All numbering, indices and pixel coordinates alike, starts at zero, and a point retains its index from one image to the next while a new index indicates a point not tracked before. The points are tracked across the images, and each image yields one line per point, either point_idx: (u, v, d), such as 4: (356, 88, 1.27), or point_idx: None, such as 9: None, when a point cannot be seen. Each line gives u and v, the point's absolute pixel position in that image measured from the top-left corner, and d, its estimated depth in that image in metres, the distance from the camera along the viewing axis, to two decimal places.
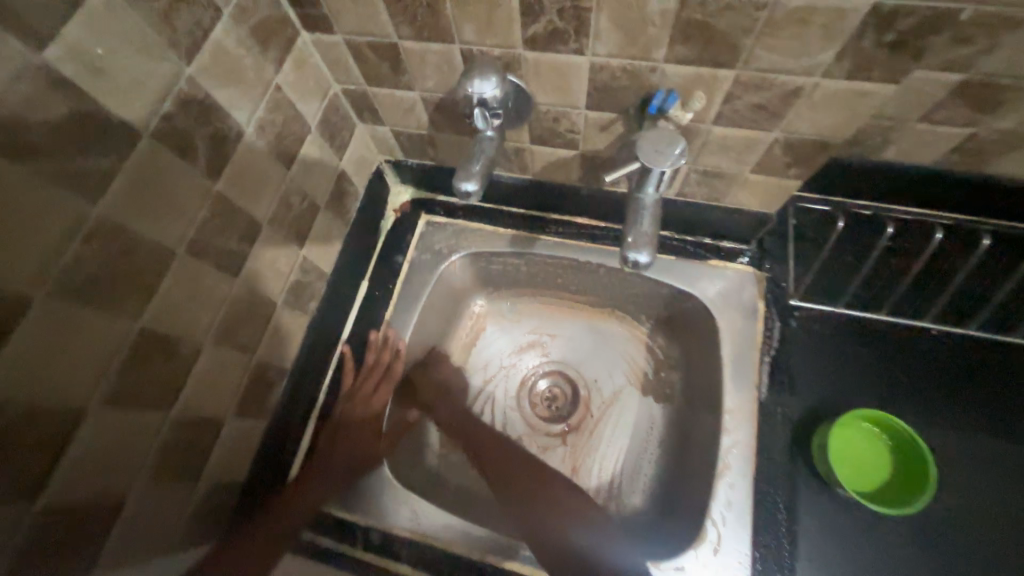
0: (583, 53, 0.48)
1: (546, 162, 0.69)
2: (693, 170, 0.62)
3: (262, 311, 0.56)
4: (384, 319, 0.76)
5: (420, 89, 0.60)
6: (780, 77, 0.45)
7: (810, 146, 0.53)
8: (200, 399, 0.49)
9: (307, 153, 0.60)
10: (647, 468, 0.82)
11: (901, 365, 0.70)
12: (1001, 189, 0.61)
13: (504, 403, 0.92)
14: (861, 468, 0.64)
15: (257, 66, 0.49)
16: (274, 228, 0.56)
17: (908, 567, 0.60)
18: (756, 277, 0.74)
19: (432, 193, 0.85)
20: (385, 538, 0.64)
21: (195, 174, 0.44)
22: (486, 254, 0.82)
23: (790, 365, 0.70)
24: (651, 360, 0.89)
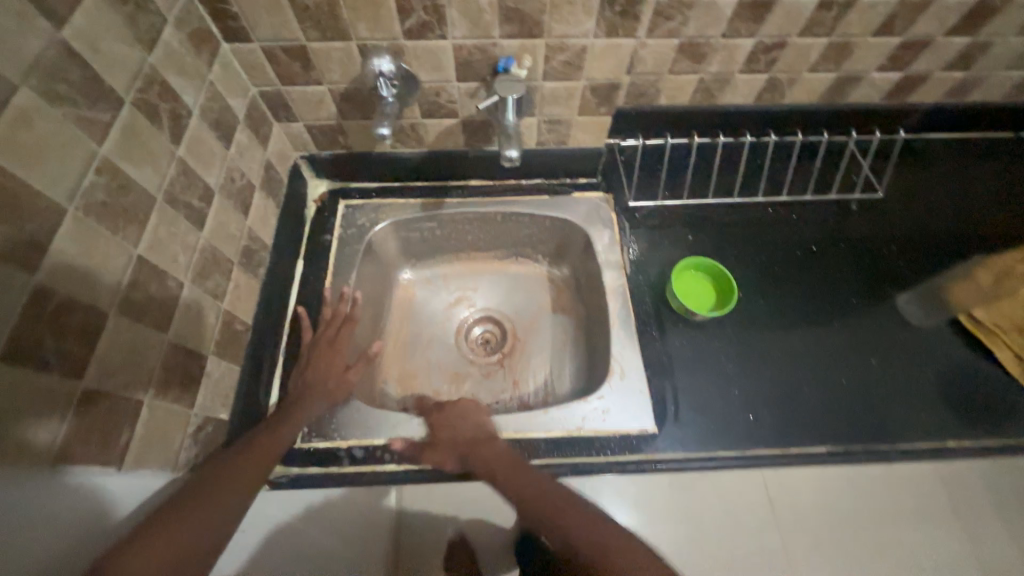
0: (446, 38, 0.71)
1: (437, 133, 0.90)
2: (542, 120, 0.88)
3: (224, 265, 0.67)
4: (326, 284, 0.88)
5: (327, 82, 0.77)
6: (570, 41, 0.73)
7: (605, 88, 0.82)
8: (186, 329, 0.58)
9: (239, 139, 0.73)
10: (568, 364, 1.02)
11: (710, 234, 1.01)
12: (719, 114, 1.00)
13: (445, 351, 1.06)
14: (696, 298, 0.92)
15: (195, 64, 0.63)
16: (223, 196, 0.67)
17: (741, 354, 0.89)
18: (605, 198, 1.03)
19: (346, 183, 1.00)
20: (368, 451, 0.75)
21: (163, 139, 0.56)
22: (403, 222, 0.99)
23: (641, 250, 0.98)
24: (553, 286, 1.12)
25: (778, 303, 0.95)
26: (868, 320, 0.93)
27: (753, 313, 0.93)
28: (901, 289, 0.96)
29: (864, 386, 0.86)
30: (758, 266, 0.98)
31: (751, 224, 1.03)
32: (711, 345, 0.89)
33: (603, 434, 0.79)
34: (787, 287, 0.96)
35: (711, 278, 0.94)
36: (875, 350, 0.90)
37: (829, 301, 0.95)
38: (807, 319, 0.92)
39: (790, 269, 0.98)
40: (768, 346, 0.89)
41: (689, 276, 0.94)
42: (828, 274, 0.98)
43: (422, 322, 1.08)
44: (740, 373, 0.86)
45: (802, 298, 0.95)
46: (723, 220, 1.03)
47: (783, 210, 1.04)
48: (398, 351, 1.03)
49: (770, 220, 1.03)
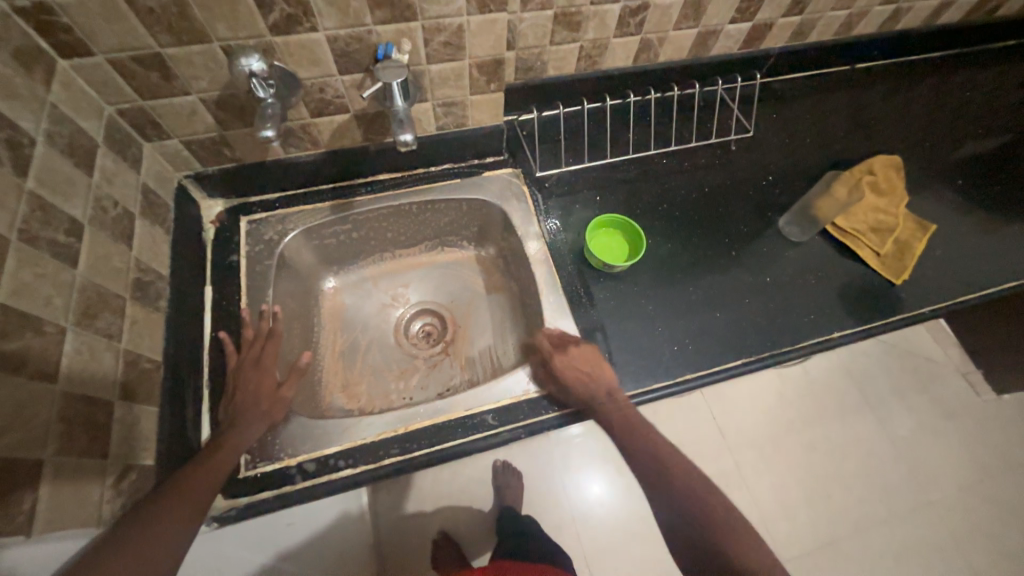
0: (317, 30, 0.69)
1: (331, 131, 0.87)
2: (436, 103, 0.89)
3: (114, 302, 0.61)
4: (242, 306, 0.83)
5: (196, 90, 0.72)
6: (446, 20, 0.74)
7: (491, 64, 0.84)
8: (81, 375, 0.53)
9: (103, 164, 0.66)
10: (509, 337, 1.05)
11: (616, 192, 1.08)
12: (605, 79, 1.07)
13: (387, 352, 1.05)
14: (613, 253, 0.98)
15: (27, 85, 0.56)
16: (96, 228, 0.61)
17: (661, 294, 0.97)
18: (514, 173, 1.06)
19: (244, 197, 0.95)
20: (320, 462, 0.73)
21: (2, 171, 0.50)
22: (315, 228, 0.96)
23: (556, 216, 1.03)
24: (482, 266, 1.14)
25: (685, 244, 1.04)
26: (759, 244, 1.06)
27: (665, 257, 1.01)
28: (781, 213, 1.09)
29: (764, 301, 0.98)
30: (662, 214, 1.07)
31: (651, 177, 1.11)
32: (633, 292, 0.96)
33: (550, 392, 0.83)
34: (692, 229, 1.06)
35: (624, 232, 1.00)
36: (769, 268, 1.03)
37: (725, 234, 1.06)
38: (711, 253, 1.03)
39: (690, 212, 1.08)
40: (681, 283, 0.99)
41: (603, 233, 1.01)
42: (721, 211, 1.09)
43: (359, 328, 1.06)
44: (661, 311, 0.94)
45: (704, 235, 1.05)
46: (625, 176, 1.10)
47: (675, 160, 1.13)
48: (339, 361, 1.01)
49: (667, 171, 1.12)
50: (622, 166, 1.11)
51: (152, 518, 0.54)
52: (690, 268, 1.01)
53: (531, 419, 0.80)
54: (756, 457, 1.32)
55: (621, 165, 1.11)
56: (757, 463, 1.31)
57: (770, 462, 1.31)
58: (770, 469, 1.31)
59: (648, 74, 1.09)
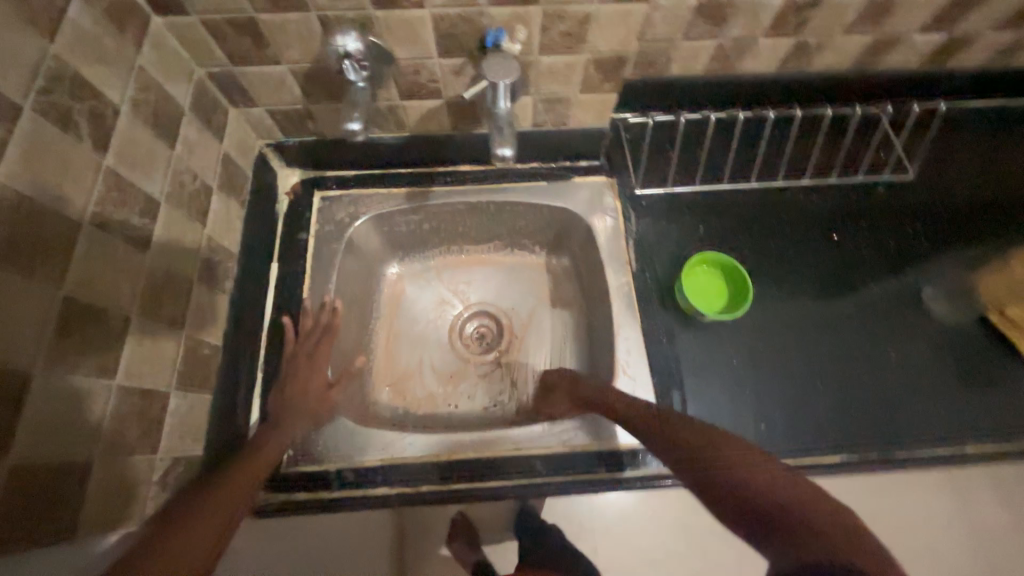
0: (423, 5, 0.59)
1: (419, 115, 0.79)
2: (538, 99, 0.77)
3: (180, 286, 0.59)
4: (303, 290, 0.80)
5: (287, 60, 0.65)
6: (572, 7, 0.61)
7: (612, 61, 0.70)
8: (140, 368, 0.52)
9: (186, 134, 0.63)
10: (568, 363, 0.96)
11: (723, 222, 0.92)
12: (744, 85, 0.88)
13: (438, 352, 1.00)
14: (707, 298, 0.85)
15: (117, 46, 0.51)
16: (171, 205, 0.58)
17: (754, 355, 0.83)
18: (609, 183, 0.92)
19: (320, 170, 0.90)
20: (357, 474, 0.71)
21: (83, 148, 0.46)
22: (386, 215, 0.90)
23: (648, 241, 0.90)
24: (551, 277, 1.03)
25: (794, 299, 0.88)
26: (890, 314, 0.87)
27: (767, 311, 0.86)
28: (926, 281, 0.89)
29: (887, 388, 0.81)
30: (774, 257, 0.91)
31: (769, 209, 0.94)
32: (722, 347, 0.83)
33: (608, 449, 0.73)
34: (808, 282, 0.89)
35: (726, 276, 0.86)
36: (898, 346, 0.84)
37: (848, 294, 0.88)
38: (827, 317, 0.86)
39: (809, 261, 0.90)
40: (783, 346, 0.84)
41: (700, 271, 0.87)
42: (848, 265, 0.90)
43: (414, 322, 1.01)
44: (753, 376, 0.81)
45: (821, 291, 0.88)
46: (738, 204, 0.93)
47: (803, 193, 0.95)
48: (389, 354, 0.97)
49: (790, 204, 0.94)
50: (737, 193, 0.94)
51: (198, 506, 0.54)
52: (795, 328, 0.86)
53: (583, 475, 0.72)
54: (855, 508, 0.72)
55: (736, 191, 0.94)
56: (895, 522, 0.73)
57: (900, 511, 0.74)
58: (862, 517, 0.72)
59: (794, 85, 0.89)
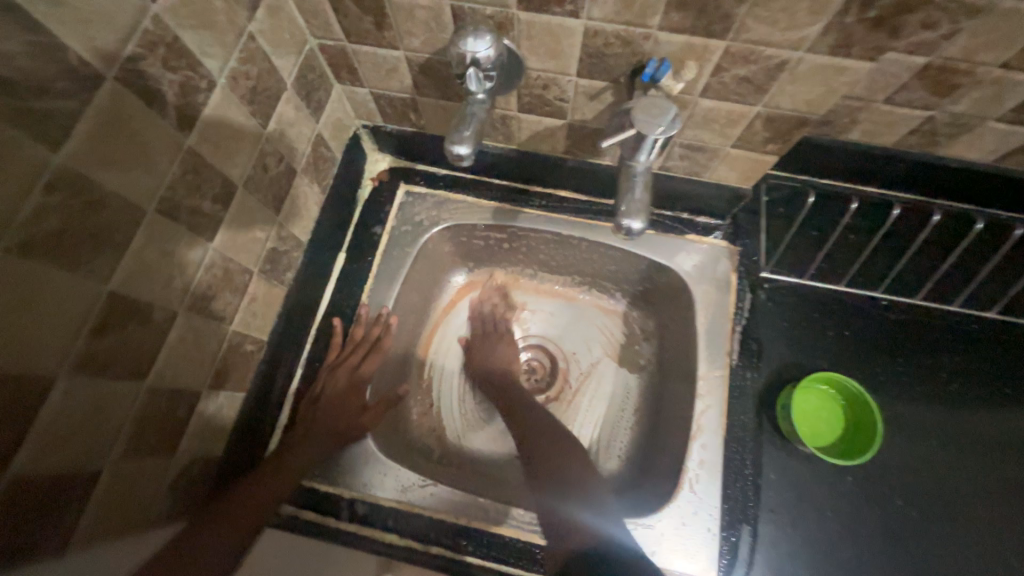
0: (578, 16, 0.48)
1: (531, 132, 0.68)
2: (677, 143, 0.64)
3: (237, 279, 0.55)
4: (364, 291, 0.76)
5: (404, 48, 0.57)
6: (766, 50, 0.47)
7: (789, 122, 0.55)
8: (174, 367, 0.48)
9: (282, 112, 0.57)
10: (624, 435, 0.83)
11: (858, 332, 0.75)
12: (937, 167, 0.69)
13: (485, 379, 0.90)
14: (814, 427, 0.69)
15: (228, 10, 0.45)
16: (248, 191, 0.53)
17: (852, 509, 0.68)
18: (729, 251, 0.77)
19: (411, 162, 0.83)
20: (370, 509, 0.66)
21: (165, 128, 0.41)
22: (467, 227, 0.81)
23: (757, 333, 0.74)
24: (625, 331, 0.90)
25: (927, 454, 0.70)
26: None
27: (884, 458, 0.70)
28: None
29: None
30: (914, 393, 0.72)
31: (925, 332, 0.75)
32: (815, 489, 0.68)
33: None
34: (949, 440, 0.70)
35: (844, 406, 0.70)
36: None
37: (999, 468, 0.69)
38: (965, 490, 0.68)
39: (958, 411, 0.72)
40: (893, 510, 0.68)
41: (813, 391, 0.71)
42: (1008, 430, 0.71)
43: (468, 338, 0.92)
44: (846, 538, 0.66)
45: (963, 452, 0.70)
46: (885, 315, 0.75)
47: (980, 323, 0.74)
48: (435, 367, 0.90)
49: (955, 333, 0.74)
50: (887, 300, 0.75)
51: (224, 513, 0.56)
52: (914, 490, 0.68)
53: None
54: None
55: (886, 298, 0.75)
56: None
57: None
58: None
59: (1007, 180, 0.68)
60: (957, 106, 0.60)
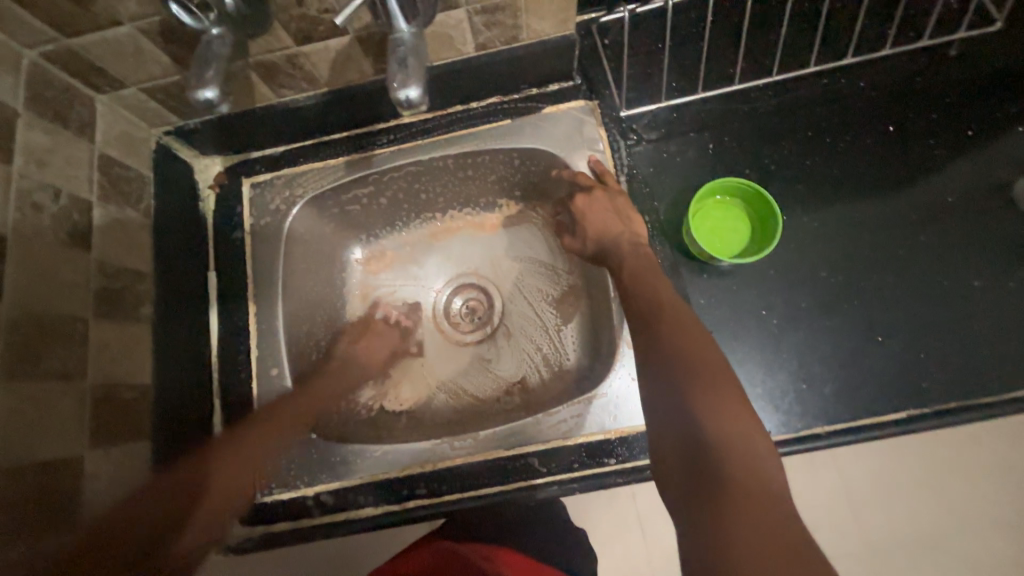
0: None
1: (328, 62, 0.62)
2: (472, 10, 0.58)
3: (67, 330, 0.51)
4: (249, 300, 0.71)
5: (126, 17, 0.49)
6: None
7: None
8: (25, 441, 0.46)
9: (26, 140, 0.50)
10: (571, 331, 0.80)
11: (736, 131, 0.73)
12: None
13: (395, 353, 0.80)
14: (725, 238, 0.68)
15: None
16: (23, 235, 0.48)
17: (788, 302, 0.66)
18: (589, 106, 0.72)
19: (245, 152, 0.75)
20: (338, 496, 0.65)
21: None
22: (327, 194, 0.75)
23: (644, 177, 0.72)
24: (540, 234, 0.84)
25: (848, 224, 0.69)
26: (964, 225, 0.68)
27: (804, 242, 0.69)
28: (1015, 168, 0.69)
29: (964, 319, 0.65)
30: (808, 170, 0.71)
31: (801, 108, 0.72)
32: (746, 295, 0.67)
33: (615, 436, 0.62)
34: (861, 202, 0.70)
35: (745, 209, 0.69)
36: (977, 263, 0.67)
37: (909, 203, 0.70)
38: (885, 237, 0.68)
39: (856, 167, 0.71)
40: (826, 285, 0.67)
41: (712, 207, 0.69)
42: (905, 167, 0.70)
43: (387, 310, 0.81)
44: (790, 328, 0.65)
45: (872, 206, 0.70)
46: (758, 106, 0.73)
47: (848, 75, 0.72)
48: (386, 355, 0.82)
49: (828, 95, 0.72)
50: (754, 88, 0.72)
51: (221, 457, 0.57)
52: (841, 260, 0.68)
53: (585, 469, 0.62)
54: (881, 358, 0.64)
55: (751, 86, 0.72)
56: (915, 365, 0.63)
57: (918, 371, 0.63)
58: (888, 378, 0.63)
59: None
60: None
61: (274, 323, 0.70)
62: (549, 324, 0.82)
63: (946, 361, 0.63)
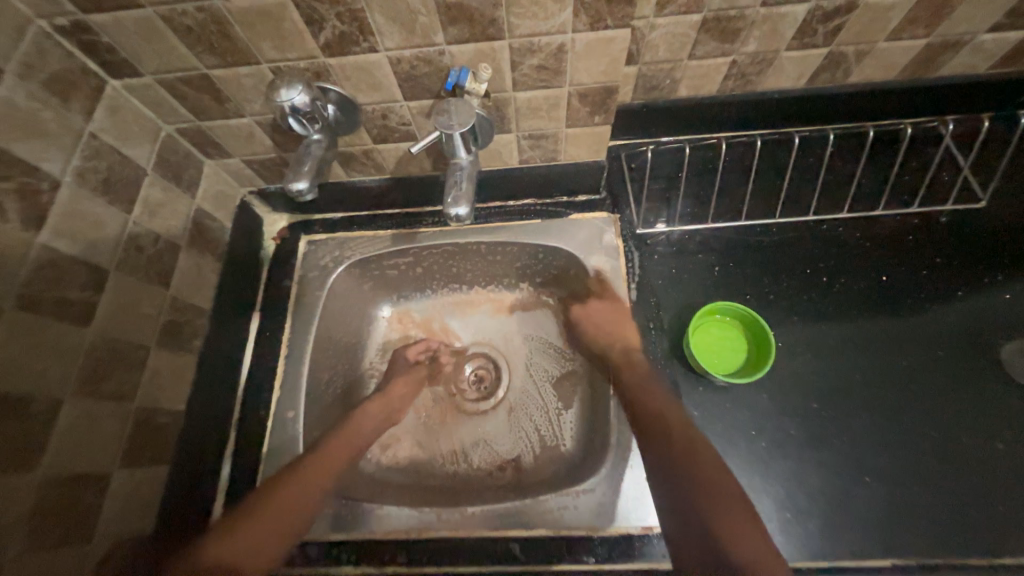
0: (377, 50, 0.55)
1: (396, 158, 0.74)
2: (522, 136, 0.70)
3: (131, 356, 0.58)
4: (281, 345, 0.77)
5: (249, 113, 0.62)
6: (542, 40, 0.55)
7: (598, 93, 0.62)
8: (72, 451, 0.51)
9: (147, 195, 0.61)
10: (568, 418, 0.83)
11: (742, 258, 0.80)
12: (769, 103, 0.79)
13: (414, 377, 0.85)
14: (722, 355, 0.74)
15: (59, 117, 0.51)
16: (123, 271, 0.57)
17: (778, 427, 0.69)
18: (611, 219, 0.81)
19: (309, 214, 0.87)
20: (322, 550, 0.67)
21: (9, 230, 0.46)
22: (372, 260, 0.85)
23: (654, 288, 0.79)
24: (555, 320, 0.90)
25: (840, 358, 0.73)
26: (957, 378, 0.71)
27: (799, 370, 0.73)
28: (1003, 335, 0.73)
29: (952, 470, 0.66)
30: (805, 302, 0.77)
31: (802, 247, 0.80)
32: (737, 415, 0.70)
33: (598, 534, 0.64)
34: (855, 340, 0.74)
35: (744, 331, 0.75)
36: (965, 420, 0.69)
37: (904, 349, 0.74)
38: (876, 381, 0.72)
39: (852, 307, 0.76)
40: (818, 415, 0.70)
41: (713, 325, 0.76)
42: (899, 313, 0.76)
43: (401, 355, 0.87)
44: (778, 454, 0.68)
45: (866, 347, 0.74)
46: (764, 240, 0.81)
47: (845, 226, 0.81)
48: None
49: (828, 240, 0.80)
50: (760, 225, 0.82)
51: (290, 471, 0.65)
52: (833, 393, 0.71)
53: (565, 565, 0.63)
54: (868, 498, 0.65)
55: (757, 223, 0.82)
56: (902, 512, 0.64)
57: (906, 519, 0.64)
58: (874, 520, 0.64)
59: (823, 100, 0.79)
60: (748, 47, 0.70)
61: (300, 366, 0.75)
62: (550, 406, 0.85)
63: (936, 513, 0.64)
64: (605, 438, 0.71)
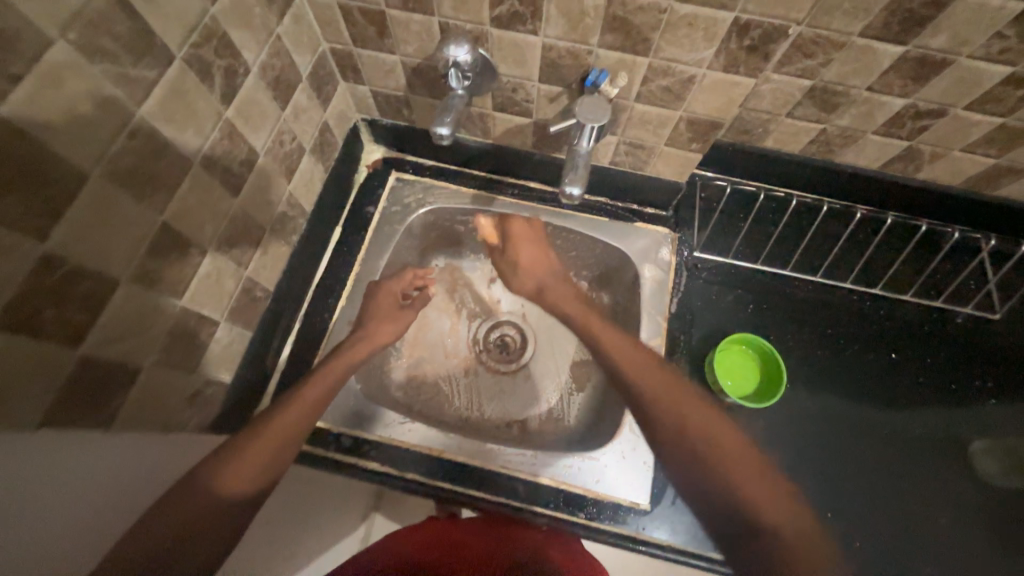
0: (537, 34, 0.62)
1: (505, 127, 0.82)
2: (622, 141, 0.78)
3: (254, 232, 0.65)
4: (355, 263, 0.85)
5: (401, 53, 0.70)
6: (679, 67, 0.62)
7: (705, 125, 0.70)
8: (201, 295, 0.57)
9: (298, 99, 0.69)
10: (575, 399, 0.92)
11: (774, 304, 0.89)
12: (842, 175, 0.87)
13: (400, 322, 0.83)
14: (737, 380, 0.83)
15: (263, 16, 0.58)
16: (268, 159, 0.65)
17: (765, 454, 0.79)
18: (671, 237, 0.89)
19: (403, 154, 0.95)
20: (355, 442, 0.76)
21: (211, 100, 0.52)
22: (448, 211, 0.92)
23: (692, 307, 0.87)
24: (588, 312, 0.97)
25: (834, 412, 0.83)
26: (931, 459, 0.81)
27: (795, 412, 0.82)
28: (978, 433, 0.82)
29: (903, 527, 0.76)
30: (816, 357, 0.86)
31: (830, 309, 0.89)
32: None
33: (592, 496, 0.74)
34: (850, 401, 0.83)
35: (762, 365, 0.83)
36: (922, 493, 0.79)
37: (892, 422, 0.82)
38: (857, 441, 0.81)
39: (856, 373, 0.85)
40: (800, 454, 0.80)
41: (734, 353, 0.84)
42: (896, 389, 0.85)
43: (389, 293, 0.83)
44: None
45: (860, 410, 0.83)
46: (798, 294, 0.89)
47: (873, 301, 0.89)
48: (429, 347, 0.96)
49: (854, 310, 0.89)
50: (797, 279, 0.90)
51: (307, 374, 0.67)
52: (819, 440, 0.81)
53: (557, 514, 0.73)
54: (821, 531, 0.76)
55: (797, 276, 0.90)
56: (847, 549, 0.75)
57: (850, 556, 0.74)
58: None
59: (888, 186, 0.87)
60: (841, 120, 0.78)
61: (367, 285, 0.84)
62: (564, 385, 0.94)
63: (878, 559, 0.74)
64: (615, 422, 0.80)
